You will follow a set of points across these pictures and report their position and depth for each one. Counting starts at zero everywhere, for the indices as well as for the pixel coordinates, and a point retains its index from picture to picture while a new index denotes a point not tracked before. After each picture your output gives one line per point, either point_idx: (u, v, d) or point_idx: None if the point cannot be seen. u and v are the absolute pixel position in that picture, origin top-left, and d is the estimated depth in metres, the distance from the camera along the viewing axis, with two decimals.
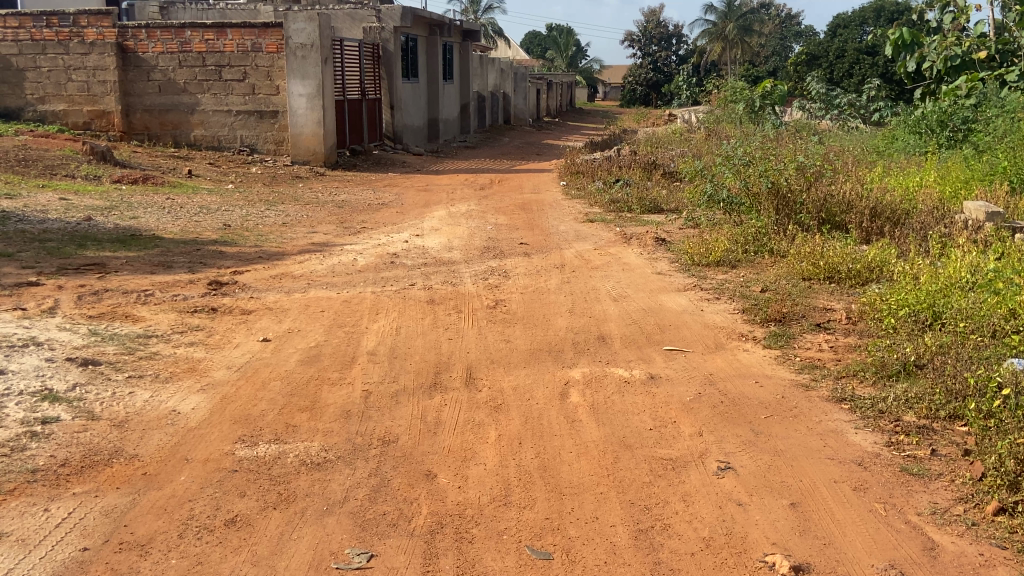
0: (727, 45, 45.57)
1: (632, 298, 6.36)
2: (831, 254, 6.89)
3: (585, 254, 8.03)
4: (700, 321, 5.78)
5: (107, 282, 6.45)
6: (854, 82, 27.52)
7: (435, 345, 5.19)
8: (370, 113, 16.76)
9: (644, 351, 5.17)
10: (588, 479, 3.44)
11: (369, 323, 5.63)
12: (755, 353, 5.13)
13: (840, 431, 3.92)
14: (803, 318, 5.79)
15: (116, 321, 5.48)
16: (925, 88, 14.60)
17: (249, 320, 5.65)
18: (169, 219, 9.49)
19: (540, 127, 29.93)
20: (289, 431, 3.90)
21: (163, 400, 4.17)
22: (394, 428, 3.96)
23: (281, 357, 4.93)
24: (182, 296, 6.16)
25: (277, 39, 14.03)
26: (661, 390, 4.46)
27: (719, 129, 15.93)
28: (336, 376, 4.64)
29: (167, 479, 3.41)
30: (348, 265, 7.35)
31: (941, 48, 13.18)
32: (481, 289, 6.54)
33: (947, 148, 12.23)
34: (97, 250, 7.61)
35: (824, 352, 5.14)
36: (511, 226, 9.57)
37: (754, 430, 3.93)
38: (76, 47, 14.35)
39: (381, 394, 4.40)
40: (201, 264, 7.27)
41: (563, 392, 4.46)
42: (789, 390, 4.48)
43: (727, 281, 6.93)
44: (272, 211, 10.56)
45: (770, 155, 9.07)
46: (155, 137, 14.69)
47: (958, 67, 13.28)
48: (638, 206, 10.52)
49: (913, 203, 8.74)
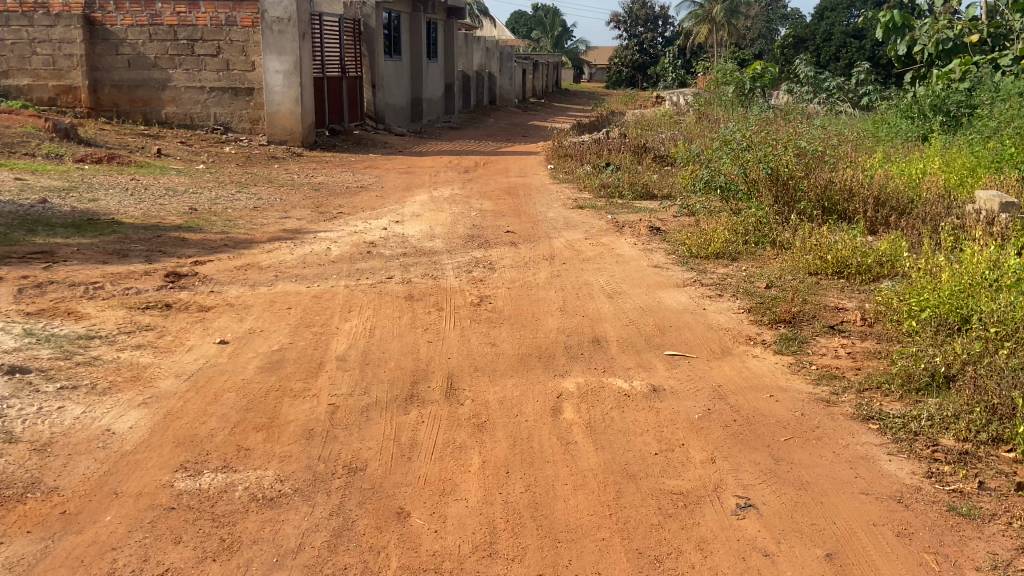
0: (714, 27, 44.58)
1: (627, 294, 5.85)
2: (840, 247, 6.40)
3: (575, 244, 7.52)
4: (703, 322, 5.28)
5: (53, 273, 5.86)
6: (842, 66, 26.84)
7: (413, 350, 4.67)
8: (350, 91, 16.10)
9: (643, 357, 4.68)
10: (587, 521, 2.95)
11: (340, 322, 5.09)
12: (766, 360, 4.64)
13: (871, 458, 3.45)
14: (815, 319, 5.31)
15: (56, 319, 4.90)
16: (915, 72, 14.17)
17: (207, 319, 5.10)
18: (132, 202, 8.89)
19: (526, 108, 29.32)
20: (241, 456, 3.38)
21: (99, 417, 3.63)
22: (363, 453, 3.45)
23: (237, 363, 4.39)
24: (134, 290, 5.59)
25: (252, 12, 13.37)
26: (665, 405, 3.97)
27: (710, 112, 15.45)
28: (300, 387, 4.10)
29: (89, 520, 2.88)
30: (321, 255, 6.78)
31: (932, 32, 12.70)
32: (464, 284, 6.01)
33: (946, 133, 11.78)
34: (48, 236, 7.01)
35: (842, 359, 4.65)
36: (497, 212, 9.03)
37: (775, 457, 3.44)
38: (40, 19, 13.59)
39: (350, 409, 3.88)
40: (160, 252, 6.69)
41: (556, 407, 3.95)
42: (808, 406, 3.99)
43: (729, 275, 6.42)
44: (243, 194, 9.96)
45: (768, 139, 8.51)
46: (125, 114, 13.97)
47: (950, 52, 12.90)
48: (630, 191, 10.01)
49: (917, 190, 8.29)
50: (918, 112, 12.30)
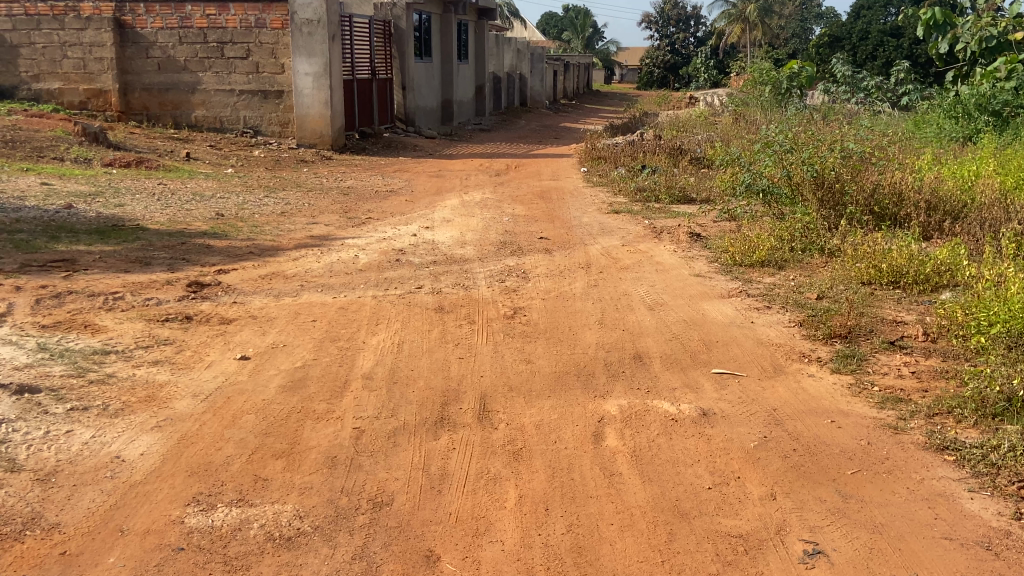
0: (748, 27, 44.00)
1: (670, 306, 5.54)
2: (895, 255, 6.02)
3: (611, 251, 7.21)
4: (752, 337, 4.94)
5: (74, 283, 5.68)
6: (878, 65, 25.74)
7: (443, 367, 4.39)
8: (380, 93, 15.92)
9: (689, 376, 4.36)
10: (637, 570, 2.66)
11: (366, 336, 4.84)
12: (823, 380, 4.30)
13: (951, 496, 3.11)
14: (873, 334, 4.94)
15: (72, 332, 4.70)
16: (957, 71, 13.40)
17: (228, 333, 4.86)
18: (158, 207, 8.73)
19: (557, 110, 29.06)
20: (257, 488, 3.12)
21: (109, 443, 3.40)
22: (389, 484, 3.18)
23: (258, 381, 4.15)
24: (155, 300, 5.39)
25: (282, 14, 13.21)
26: (716, 432, 3.65)
27: (746, 113, 15.06)
28: (323, 408, 3.85)
29: (91, 562, 2.65)
30: (348, 263, 6.55)
31: (975, 30, 11.98)
32: (497, 294, 5.72)
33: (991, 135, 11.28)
34: (71, 243, 6.85)
35: (906, 379, 4.28)
36: (529, 217, 8.74)
37: (842, 494, 3.12)
38: (72, 23, 13.56)
39: (376, 434, 3.61)
40: (183, 261, 6.49)
41: (597, 434, 3.65)
42: (873, 433, 3.65)
43: (777, 285, 6.06)
44: (271, 198, 9.79)
45: (814, 140, 8.10)
46: (155, 117, 13.90)
47: (994, 49, 12.01)
48: (666, 195, 9.68)
49: (971, 191, 7.85)
50: (963, 112, 11.73)
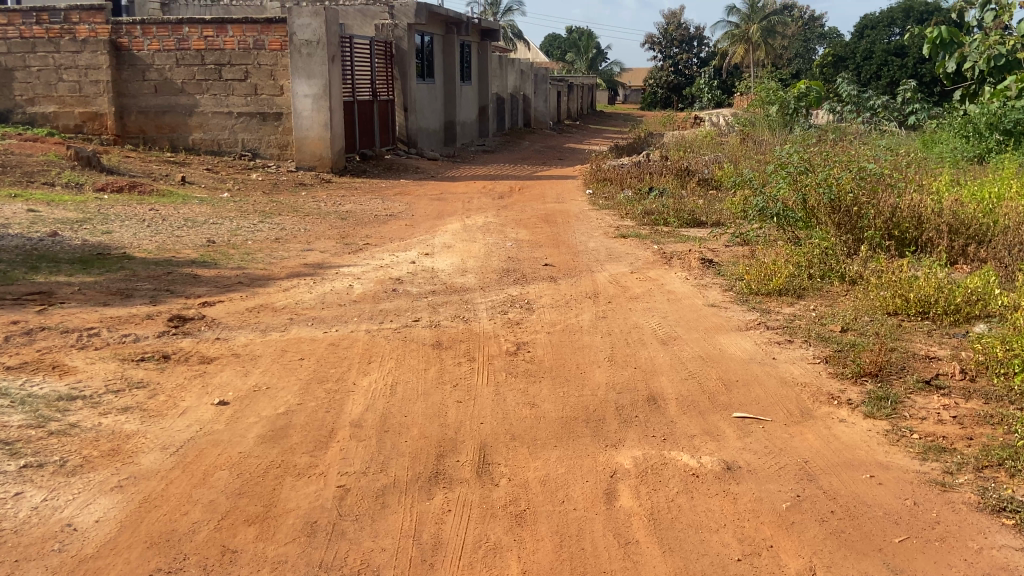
0: (751, 48, 43.93)
1: (684, 340, 5.16)
2: (922, 284, 5.62)
3: (620, 278, 6.85)
4: (775, 376, 4.55)
5: (48, 318, 5.32)
6: (883, 85, 25.27)
7: (439, 413, 4.00)
8: (381, 114, 15.63)
9: (709, 421, 3.97)
10: None
11: (357, 377, 4.45)
12: (857, 427, 3.91)
13: (1016, 569, 2.73)
14: (906, 373, 4.55)
15: (39, 374, 4.34)
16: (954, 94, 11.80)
17: (207, 373, 4.48)
18: (147, 234, 8.39)
19: (561, 130, 28.85)
20: (224, 563, 2.75)
21: (61, 508, 3.03)
22: (374, 557, 2.81)
23: (236, 431, 3.77)
24: (133, 336, 5.03)
25: (280, 36, 12.94)
26: (743, 489, 3.27)
27: (754, 133, 14.74)
28: (305, 462, 3.47)
29: None
30: (342, 294, 6.20)
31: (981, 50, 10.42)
32: (499, 328, 5.35)
33: (1001, 155, 10.97)
34: (51, 273, 6.50)
35: (948, 426, 3.88)
36: (533, 242, 8.39)
37: (891, 568, 2.75)
38: (67, 46, 13.31)
39: (362, 494, 3.23)
40: (168, 292, 6.13)
41: (609, 492, 3.26)
42: (920, 491, 3.26)
43: (798, 316, 5.67)
44: (266, 224, 9.47)
45: (829, 162, 7.74)
46: (152, 141, 13.62)
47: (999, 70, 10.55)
48: (675, 218, 9.32)
49: (992, 213, 7.49)
50: (973, 131, 11.40)
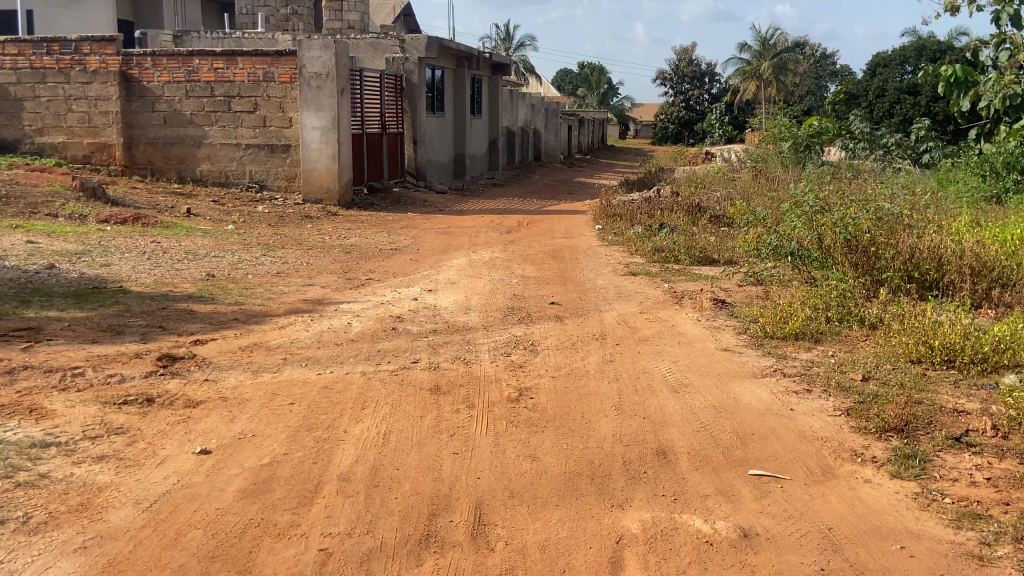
0: (762, 84, 43.95)
1: (696, 388, 4.90)
2: (946, 330, 5.35)
3: (629, 319, 6.61)
4: (792, 429, 4.29)
5: (34, 356, 5.11)
6: (896, 122, 24.95)
7: (434, 466, 3.74)
8: (390, 147, 15.53)
9: (722, 479, 3.71)
10: None
11: (349, 425, 4.21)
12: (884, 489, 3.63)
13: None
14: (935, 428, 4.26)
15: (14, 418, 4.10)
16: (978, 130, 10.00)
17: (193, 419, 4.25)
18: (146, 267, 8.22)
19: (571, 164, 28.80)
20: None
21: (15, 573, 2.79)
22: None
23: (215, 484, 3.52)
24: (119, 377, 4.81)
25: (290, 68, 12.88)
26: (761, 560, 3.02)
27: (767, 170, 14.53)
28: (287, 521, 3.23)
29: None
30: (340, 332, 5.98)
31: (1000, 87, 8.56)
32: (502, 372, 5.10)
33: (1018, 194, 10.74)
34: (42, 308, 6.31)
35: (985, 489, 3.60)
36: (540, 279, 8.17)
37: None
38: (77, 76, 13.28)
39: (346, 559, 2.97)
40: (161, 329, 5.92)
41: (615, 561, 3.00)
42: (955, 566, 2.98)
43: (816, 363, 5.41)
44: (268, 257, 9.28)
45: (845, 201, 7.49)
46: (159, 172, 13.53)
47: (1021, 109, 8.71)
48: (686, 256, 9.08)
49: (1014, 256, 7.25)
50: (991, 170, 11.26)
